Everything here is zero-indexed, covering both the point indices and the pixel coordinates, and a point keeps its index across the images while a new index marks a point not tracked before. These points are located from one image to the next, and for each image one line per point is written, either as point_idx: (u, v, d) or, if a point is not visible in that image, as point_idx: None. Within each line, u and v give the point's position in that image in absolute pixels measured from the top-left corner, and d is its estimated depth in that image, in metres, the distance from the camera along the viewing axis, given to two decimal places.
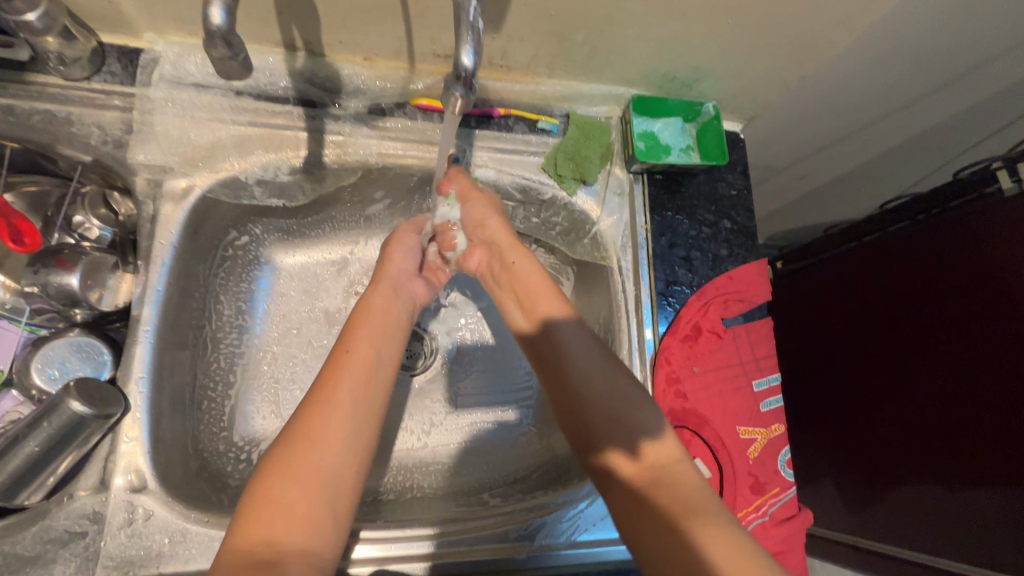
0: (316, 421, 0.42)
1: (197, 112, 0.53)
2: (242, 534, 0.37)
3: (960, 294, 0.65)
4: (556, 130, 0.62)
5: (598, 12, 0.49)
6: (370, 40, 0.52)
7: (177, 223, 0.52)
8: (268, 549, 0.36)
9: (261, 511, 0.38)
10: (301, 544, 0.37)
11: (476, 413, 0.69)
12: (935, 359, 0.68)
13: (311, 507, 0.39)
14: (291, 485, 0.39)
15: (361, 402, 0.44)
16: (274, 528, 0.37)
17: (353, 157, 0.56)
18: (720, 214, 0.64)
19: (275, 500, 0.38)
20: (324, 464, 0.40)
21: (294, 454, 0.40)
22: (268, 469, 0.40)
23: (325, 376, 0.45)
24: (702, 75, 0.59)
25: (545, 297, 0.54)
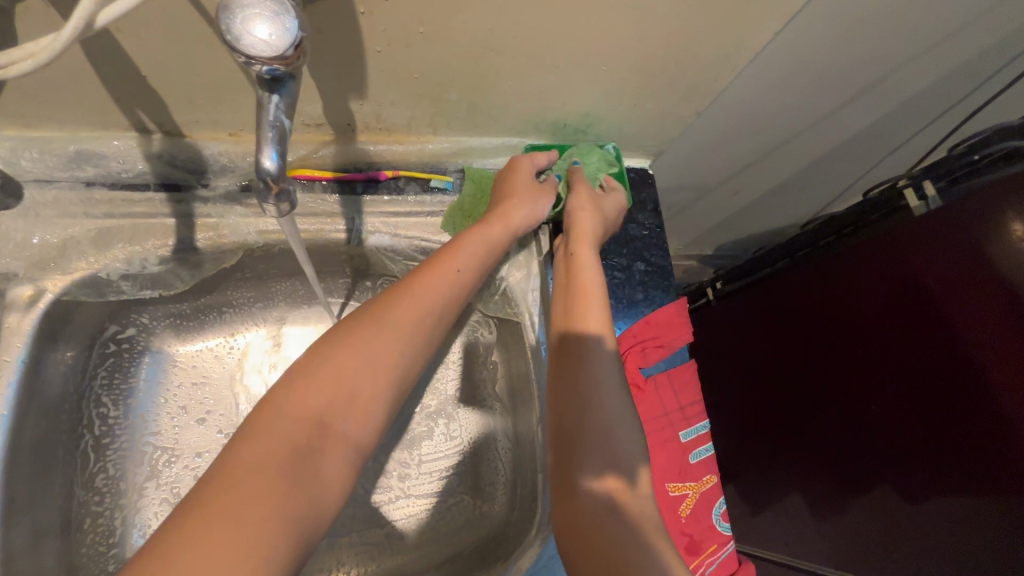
0: (394, 322, 0.42)
1: (42, 210, 0.48)
2: (294, 404, 0.35)
3: (887, 303, 0.63)
4: (452, 187, 0.59)
5: (464, 71, 0.46)
6: (228, 116, 0.48)
7: (25, 335, 0.47)
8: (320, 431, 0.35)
9: (307, 387, 0.36)
10: (350, 438, 0.36)
11: (427, 487, 0.64)
12: (875, 371, 0.65)
13: (363, 415, 0.38)
14: (355, 369, 0.38)
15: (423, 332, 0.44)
16: (330, 413, 0.36)
17: (230, 239, 0.53)
18: (633, 256, 0.62)
19: (340, 381, 0.37)
20: (377, 386, 0.39)
21: (368, 346, 0.40)
22: (337, 350, 0.39)
23: (416, 281, 0.45)
24: (594, 120, 0.57)
25: (592, 301, 0.50)
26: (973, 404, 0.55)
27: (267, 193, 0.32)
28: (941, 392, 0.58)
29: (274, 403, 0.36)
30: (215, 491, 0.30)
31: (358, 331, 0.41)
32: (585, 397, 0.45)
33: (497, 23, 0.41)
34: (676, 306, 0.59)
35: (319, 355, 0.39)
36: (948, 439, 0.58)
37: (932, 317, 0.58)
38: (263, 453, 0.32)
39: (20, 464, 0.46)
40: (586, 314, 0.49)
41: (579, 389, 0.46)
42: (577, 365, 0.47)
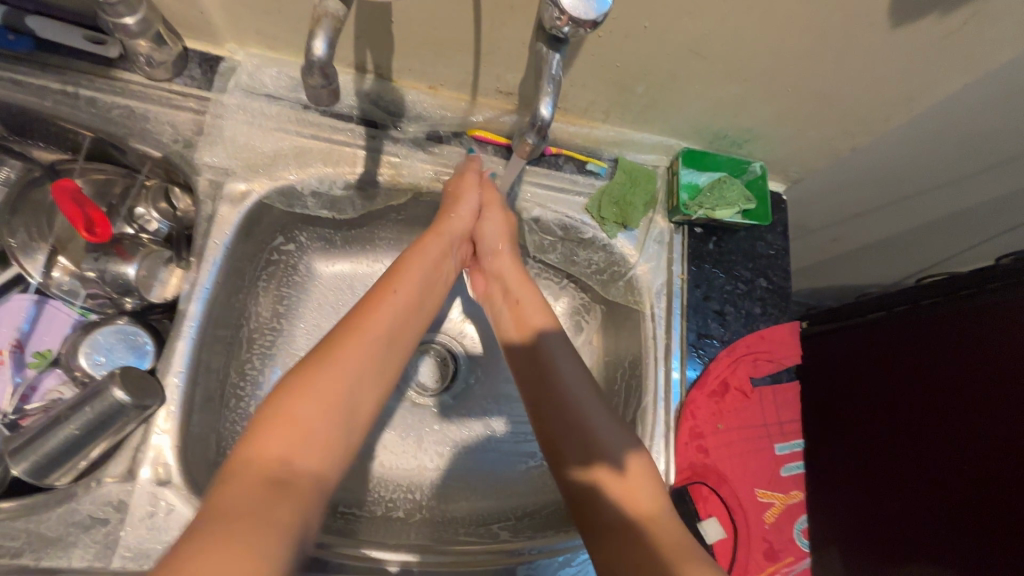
0: (355, 345, 0.44)
1: (265, 121, 0.55)
2: (255, 450, 0.38)
3: (994, 355, 0.62)
4: (604, 173, 0.63)
5: (662, 68, 0.50)
6: (438, 71, 0.54)
7: (231, 224, 0.53)
8: (286, 469, 0.37)
9: (273, 428, 0.38)
10: (314, 470, 0.38)
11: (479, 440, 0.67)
12: (965, 422, 0.64)
13: (325, 442, 0.40)
14: (308, 408, 0.40)
15: (388, 351, 0.46)
16: (291, 450, 0.38)
17: (406, 179, 0.58)
18: (757, 273, 0.64)
19: (294, 419, 0.39)
20: (347, 392, 0.42)
21: (332, 372, 0.42)
22: (287, 391, 0.40)
23: (365, 303, 0.48)
24: (754, 136, 0.60)
25: (529, 296, 0.58)
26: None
27: (529, 131, 0.39)
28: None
29: (242, 448, 0.38)
30: (192, 532, 0.31)
31: (319, 359, 0.43)
32: (563, 402, 0.53)
33: (715, 30, 0.45)
34: (791, 327, 0.61)
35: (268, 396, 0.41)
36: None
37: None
38: (244, 488, 0.35)
39: (208, 334, 0.52)
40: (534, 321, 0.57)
41: (554, 393, 0.53)
42: (542, 370, 0.54)
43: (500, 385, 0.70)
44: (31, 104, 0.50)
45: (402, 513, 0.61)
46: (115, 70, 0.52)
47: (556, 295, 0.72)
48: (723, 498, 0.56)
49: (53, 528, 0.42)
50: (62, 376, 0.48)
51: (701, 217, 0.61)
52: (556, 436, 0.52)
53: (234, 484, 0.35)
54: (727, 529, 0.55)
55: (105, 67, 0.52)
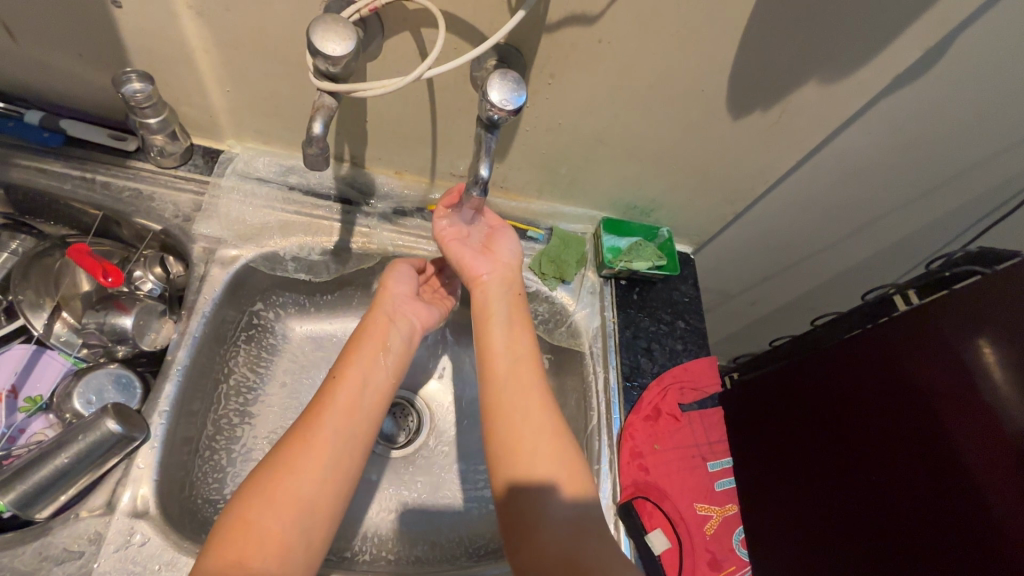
0: (307, 441, 0.48)
1: (255, 198, 0.65)
2: (214, 557, 0.42)
3: (885, 408, 0.63)
4: (542, 239, 0.76)
5: (576, 153, 0.66)
6: (403, 159, 0.67)
7: (221, 283, 0.61)
8: (243, 571, 0.41)
9: (234, 536, 0.43)
10: (272, 570, 0.43)
11: (443, 488, 0.70)
12: (866, 483, 0.64)
13: (283, 537, 0.44)
14: (264, 510, 0.44)
15: (344, 428, 0.50)
16: (246, 554, 0.42)
17: (375, 245, 0.69)
18: (676, 316, 0.76)
19: (253, 524, 0.43)
20: (306, 487, 0.46)
21: (275, 479, 0.46)
22: (249, 491, 0.45)
23: (324, 392, 0.52)
24: (658, 206, 0.76)
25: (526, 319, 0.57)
26: (965, 520, 0.54)
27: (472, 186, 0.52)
28: (928, 487, 0.57)
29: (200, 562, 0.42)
30: None
31: (275, 467, 0.46)
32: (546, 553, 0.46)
33: (610, 123, 0.61)
34: (710, 360, 0.72)
35: (225, 512, 0.45)
36: (933, 528, 0.56)
37: (931, 428, 0.58)
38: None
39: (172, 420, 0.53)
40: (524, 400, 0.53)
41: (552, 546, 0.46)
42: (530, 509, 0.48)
43: (461, 432, 0.75)
44: (52, 186, 0.59)
45: (369, 557, 0.63)
46: (130, 160, 0.62)
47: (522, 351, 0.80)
48: (666, 512, 0.61)
49: (28, 562, 0.44)
50: (50, 419, 0.52)
51: (623, 269, 0.74)
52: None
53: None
54: (671, 540, 0.60)
55: (122, 158, 0.62)
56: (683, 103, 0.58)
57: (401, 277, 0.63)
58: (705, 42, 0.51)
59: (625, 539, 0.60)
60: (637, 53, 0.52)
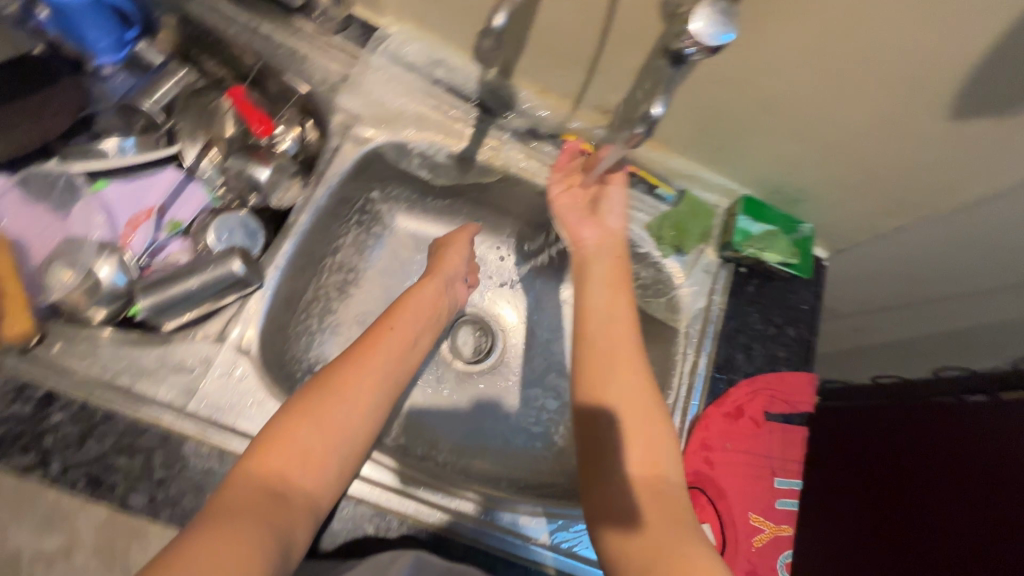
0: (359, 371, 0.47)
1: (399, 84, 0.64)
2: (255, 464, 0.40)
3: (976, 479, 0.52)
4: (670, 200, 0.70)
5: (744, 118, 0.58)
6: (554, 78, 0.63)
7: (350, 159, 0.62)
8: (280, 483, 0.40)
9: (275, 448, 0.41)
10: (308, 488, 0.41)
11: (501, 414, 0.73)
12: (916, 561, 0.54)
13: (323, 461, 0.43)
14: (309, 430, 0.43)
15: (393, 374, 0.49)
16: (287, 469, 0.41)
17: (501, 161, 0.67)
18: (787, 321, 0.69)
19: (296, 441, 0.42)
20: (348, 421, 0.44)
21: (317, 407, 0.44)
22: (292, 409, 0.44)
23: (374, 334, 0.51)
24: (810, 198, 0.68)
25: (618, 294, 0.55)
26: None
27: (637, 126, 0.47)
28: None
29: (240, 468, 0.40)
30: (193, 538, 0.34)
31: (325, 392, 0.45)
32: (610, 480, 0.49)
33: (797, 92, 0.53)
34: (809, 376, 0.67)
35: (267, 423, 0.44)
36: None
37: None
38: (241, 500, 0.38)
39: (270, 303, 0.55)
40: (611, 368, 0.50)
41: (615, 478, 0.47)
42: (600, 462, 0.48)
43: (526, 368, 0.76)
44: (222, 25, 0.60)
45: (420, 453, 0.67)
46: (294, 16, 0.62)
47: None
48: (718, 510, 0.60)
49: (150, 363, 0.49)
50: (184, 245, 0.56)
51: (750, 257, 0.68)
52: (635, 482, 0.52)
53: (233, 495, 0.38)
54: (717, 536, 0.59)
55: (286, 12, 0.62)
56: (899, 87, 0.49)
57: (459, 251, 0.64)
58: (966, 19, 0.41)
59: None
60: (872, 13, 0.44)
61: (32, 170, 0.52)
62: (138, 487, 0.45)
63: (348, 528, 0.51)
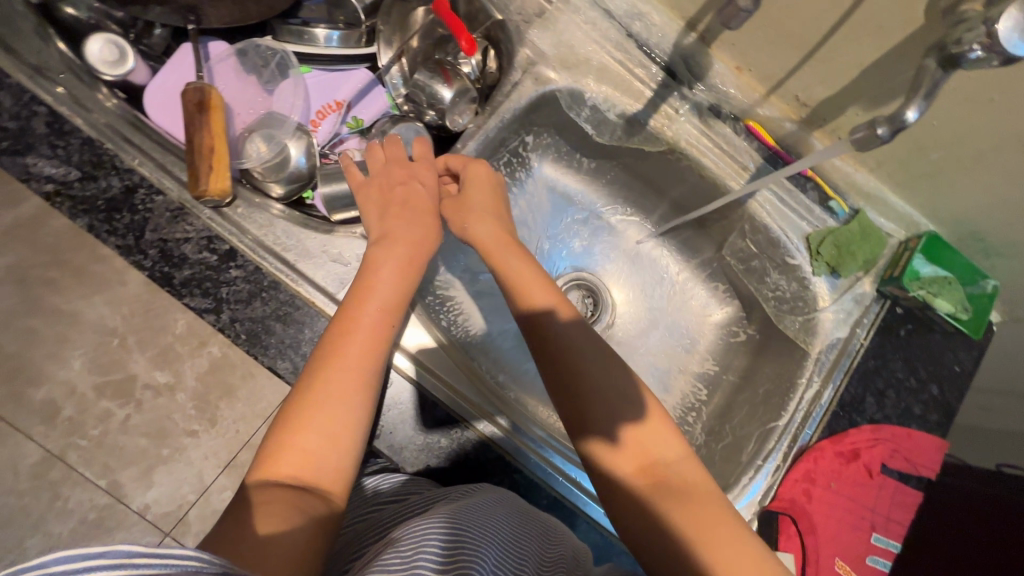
0: (343, 349, 0.42)
1: (592, 30, 0.62)
2: (266, 472, 0.38)
3: None
4: (840, 216, 0.65)
5: (974, 144, 0.51)
6: (759, 56, 0.58)
7: (526, 97, 0.61)
8: (299, 489, 0.38)
9: (279, 455, 0.39)
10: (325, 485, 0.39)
11: None
12: None
13: (328, 455, 0.39)
14: (306, 434, 0.39)
15: (378, 341, 0.44)
16: (298, 473, 0.38)
17: (671, 133, 0.63)
18: (933, 378, 0.63)
19: (297, 446, 0.39)
20: (342, 405, 0.41)
21: (314, 395, 0.41)
22: (288, 410, 0.41)
23: (356, 292, 0.46)
24: (1009, 252, 0.60)
25: (539, 287, 0.51)
26: None
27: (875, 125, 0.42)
28: None
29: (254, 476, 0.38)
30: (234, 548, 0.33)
31: (314, 380, 0.41)
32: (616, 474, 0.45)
33: None
34: (943, 442, 0.61)
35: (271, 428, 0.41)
36: None
37: None
38: (263, 498, 0.36)
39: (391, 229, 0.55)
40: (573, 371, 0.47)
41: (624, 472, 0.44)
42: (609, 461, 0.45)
43: (629, 347, 0.75)
44: None
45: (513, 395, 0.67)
46: None
47: (719, 303, 0.76)
48: (806, 545, 0.57)
49: (314, 246, 0.52)
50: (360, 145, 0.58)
51: (917, 298, 0.62)
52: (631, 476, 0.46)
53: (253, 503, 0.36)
54: (796, 570, 0.56)
55: None
56: None
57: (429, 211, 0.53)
58: None
59: None
60: None
61: (251, 42, 0.54)
62: (285, 355, 0.49)
63: (453, 448, 0.53)
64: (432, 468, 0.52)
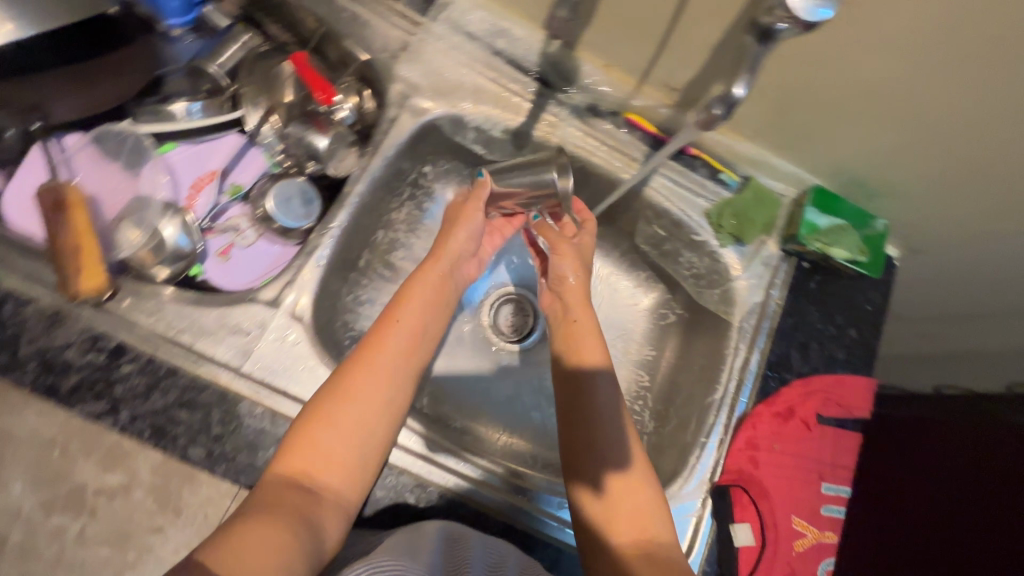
0: (373, 365, 0.48)
1: (458, 54, 0.63)
2: (282, 466, 0.43)
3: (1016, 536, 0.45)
4: (733, 187, 0.67)
5: (827, 100, 0.54)
6: (620, 51, 0.60)
7: (407, 131, 0.61)
8: (311, 482, 0.43)
9: (298, 451, 0.44)
10: (331, 489, 0.43)
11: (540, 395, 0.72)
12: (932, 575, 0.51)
13: (343, 458, 0.45)
14: (327, 437, 0.44)
15: (405, 364, 0.50)
16: (313, 469, 0.44)
17: (556, 139, 0.64)
18: (849, 322, 0.66)
19: (317, 444, 0.44)
20: (366, 417, 0.46)
21: (331, 408, 0.45)
22: (310, 415, 0.45)
23: (382, 323, 0.51)
24: (888, 192, 0.63)
25: (594, 347, 0.56)
26: None
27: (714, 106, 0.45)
28: None
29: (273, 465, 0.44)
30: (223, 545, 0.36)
31: (339, 390, 0.47)
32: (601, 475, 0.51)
33: (893, 72, 0.49)
34: (870, 382, 0.63)
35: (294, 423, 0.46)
36: None
37: None
38: (273, 494, 0.41)
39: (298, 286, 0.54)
40: (595, 418, 0.52)
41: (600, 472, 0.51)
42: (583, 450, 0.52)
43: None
44: None
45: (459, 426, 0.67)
46: None
47: (645, 289, 0.77)
48: (760, 511, 0.58)
49: (211, 323, 0.51)
50: (244, 210, 0.57)
51: (816, 251, 0.65)
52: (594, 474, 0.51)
53: (260, 494, 0.41)
54: (755, 538, 0.57)
55: None
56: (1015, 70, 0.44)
57: (469, 230, 0.58)
58: None
59: (707, 518, 0.58)
60: None
61: (106, 128, 0.54)
62: (197, 440, 0.47)
63: (392, 496, 0.52)
64: (372, 519, 0.52)
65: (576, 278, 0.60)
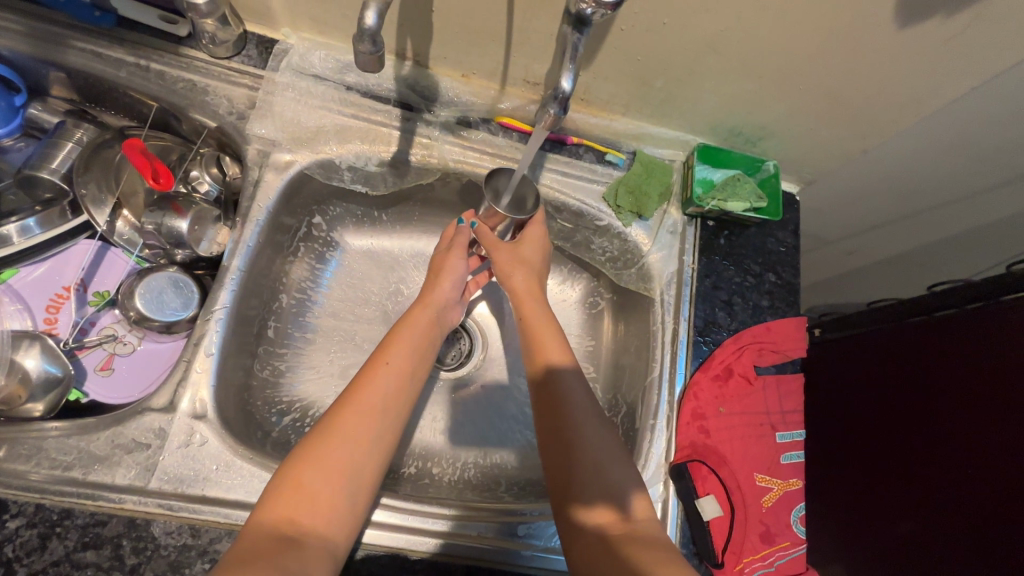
0: (360, 400, 0.46)
1: (310, 98, 0.60)
2: (266, 512, 0.40)
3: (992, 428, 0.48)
4: (622, 164, 0.67)
5: (680, 62, 0.54)
6: (471, 59, 0.58)
7: (275, 189, 0.58)
8: (294, 528, 0.39)
9: (282, 496, 0.40)
10: (319, 532, 0.40)
11: (491, 416, 0.69)
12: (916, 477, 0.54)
13: (330, 499, 0.41)
14: (314, 475, 0.42)
15: (395, 397, 0.48)
16: (297, 514, 0.40)
17: (435, 160, 0.62)
18: (766, 267, 0.66)
19: (301, 485, 0.41)
20: (352, 455, 0.43)
21: (316, 450, 0.43)
22: (299, 453, 0.43)
23: (369, 366, 0.49)
24: (768, 135, 0.63)
25: (552, 344, 0.55)
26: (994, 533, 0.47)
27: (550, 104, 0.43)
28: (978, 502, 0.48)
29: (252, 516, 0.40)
30: None
31: (329, 428, 0.44)
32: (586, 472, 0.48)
33: (729, 23, 0.49)
34: (798, 321, 0.64)
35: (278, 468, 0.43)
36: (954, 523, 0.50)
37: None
38: (252, 545, 0.37)
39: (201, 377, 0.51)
40: (569, 408, 0.52)
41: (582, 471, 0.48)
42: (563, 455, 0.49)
43: (510, 362, 0.73)
44: (108, 73, 0.55)
45: (413, 470, 0.63)
46: (184, 48, 0.58)
47: (571, 282, 0.75)
48: (722, 478, 0.57)
49: (102, 448, 0.47)
50: (117, 315, 0.55)
51: (713, 209, 0.64)
52: (580, 482, 0.48)
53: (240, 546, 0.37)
54: (723, 507, 0.56)
55: (175, 44, 0.58)
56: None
57: (456, 279, 0.59)
58: None
59: (672, 499, 0.57)
60: None
61: None
62: None
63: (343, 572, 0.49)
64: None
65: (519, 276, 0.59)
